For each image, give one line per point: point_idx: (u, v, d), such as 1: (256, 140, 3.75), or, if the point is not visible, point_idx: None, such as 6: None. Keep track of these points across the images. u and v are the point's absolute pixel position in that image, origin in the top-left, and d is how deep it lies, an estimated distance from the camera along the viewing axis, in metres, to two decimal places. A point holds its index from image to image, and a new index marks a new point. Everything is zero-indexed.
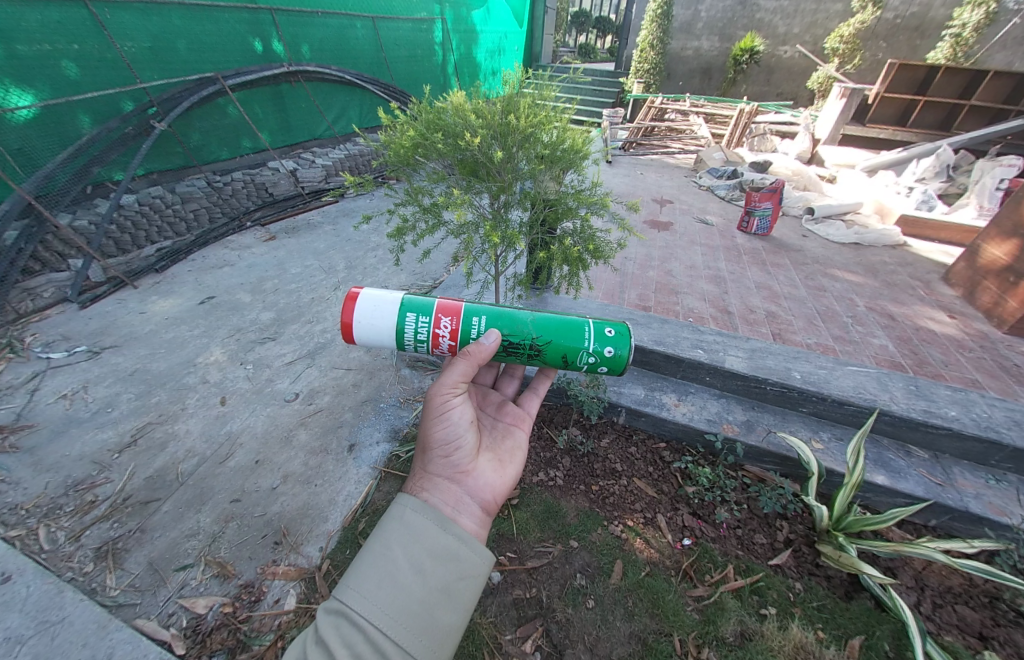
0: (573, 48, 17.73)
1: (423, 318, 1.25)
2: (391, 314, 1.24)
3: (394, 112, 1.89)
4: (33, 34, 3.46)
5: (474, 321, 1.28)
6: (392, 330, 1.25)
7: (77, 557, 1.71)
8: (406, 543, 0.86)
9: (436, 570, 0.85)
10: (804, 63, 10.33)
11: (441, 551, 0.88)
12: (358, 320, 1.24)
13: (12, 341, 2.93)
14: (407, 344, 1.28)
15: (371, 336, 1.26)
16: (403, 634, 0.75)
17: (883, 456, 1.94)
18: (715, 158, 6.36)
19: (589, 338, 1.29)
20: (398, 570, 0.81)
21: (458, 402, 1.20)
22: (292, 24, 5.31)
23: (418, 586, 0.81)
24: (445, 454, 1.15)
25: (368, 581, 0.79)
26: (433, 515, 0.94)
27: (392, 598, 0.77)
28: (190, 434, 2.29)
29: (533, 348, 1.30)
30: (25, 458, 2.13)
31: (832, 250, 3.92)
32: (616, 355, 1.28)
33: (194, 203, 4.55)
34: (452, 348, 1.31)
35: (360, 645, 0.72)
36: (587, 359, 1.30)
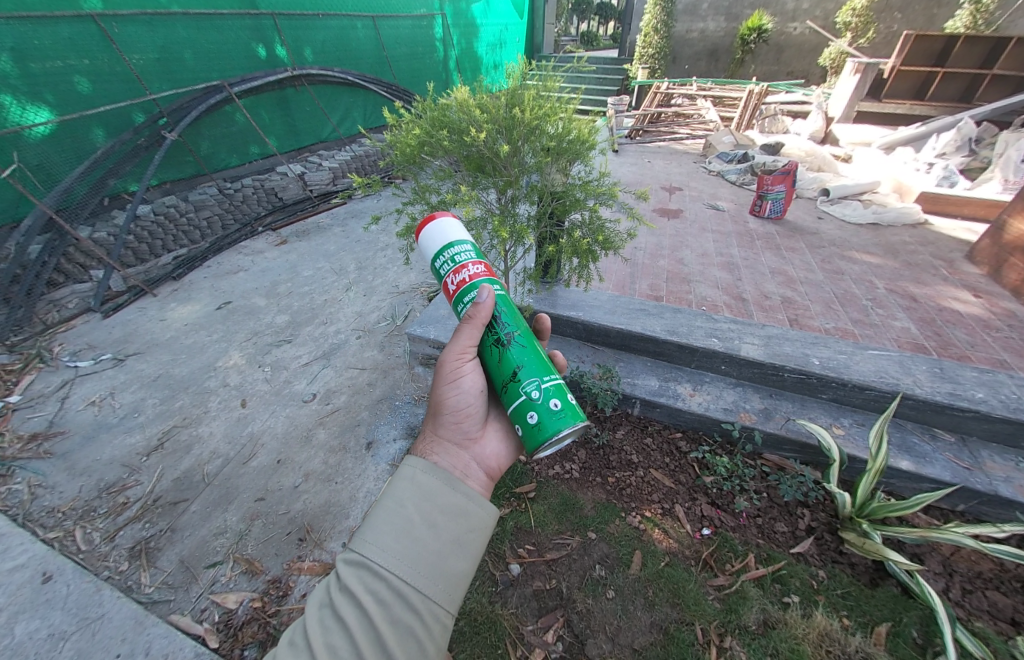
0: (576, 36, 17.48)
1: (472, 255, 1.08)
2: (449, 232, 1.08)
3: (399, 111, 1.88)
4: (45, 51, 3.55)
5: (499, 286, 1.09)
6: (441, 243, 1.08)
7: (113, 556, 1.79)
8: (418, 498, 0.80)
9: (449, 523, 0.79)
10: (815, 39, 9.97)
11: (453, 505, 0.82)
12: (429, 221, 1.11)
13: (41, 351, 3.04)
14: (435, 265, 1.11)
15: (422, 238, 1.12)
16: (423, 582, 0.70)
17: (907, 441, 1.89)
18: (724, 142, 6.22)
19: (550, 379, 1.05)
20: (411, 523, 0.76)
21: (472, 366, 1.10)
22: (294, 28, 5.33)
23: (433, 537, 0.76)
24: (456, 420, 1.07)
25: (383, 531, 0.73)
26: (442, 473, 0.86)
27: (410, 550, 0.72)
28: (213, 436, 2.35)
29: (504, 338, 1.06)
30: (60, 463, 2.23)
31: (849, 232, 3.81)
32: (549, 425, 1.00)
33: (206, 210, 4.64)
34: (448, 291, 1.08)
35: (383, 592, 0.68)
36: (532, 391, 1.02)
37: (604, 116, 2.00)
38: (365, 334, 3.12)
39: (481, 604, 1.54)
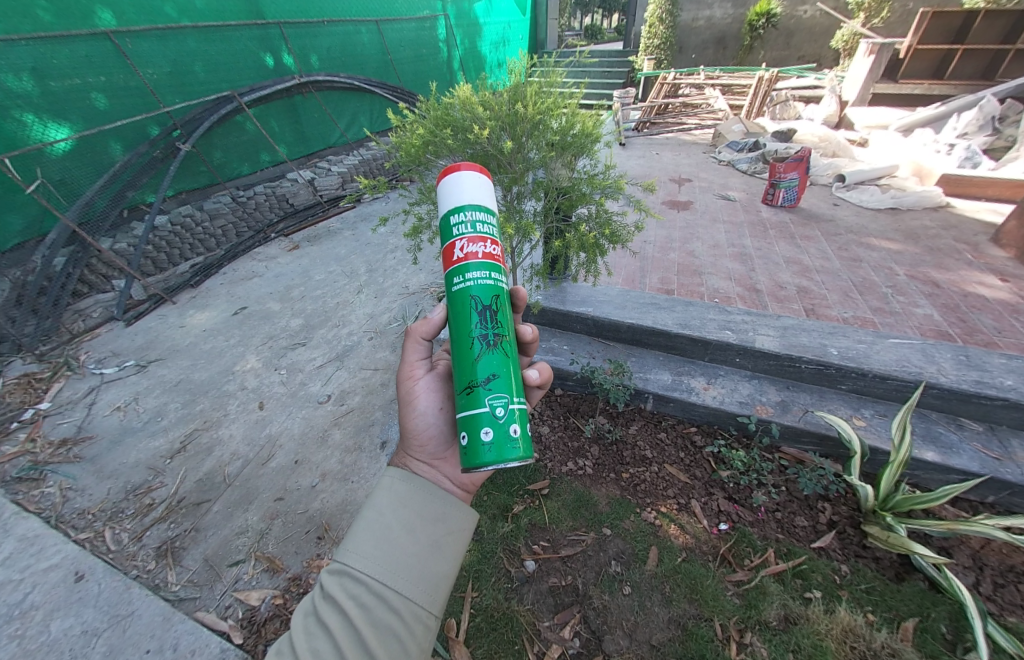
0: (579, 30, 17.27)
1: (493, 233, 0.94)
2: (486, 195, 0.95)
3: (404, 112, 1.89)
4: (65, 71, 3.68)
5: (505, 281, 0.96)
6: (465, 200, 0.93)
7: (141, 556, 1.84)
8: (397, 505, 0.81)
9: (427, 529, 0.79)
10: (827, 21, 9.69)
11: (431, 511, 0.82)
12: (460, 172, 0.95)
13: (69, 360, 3.16)
14: (447, 220, 0.94)
15: (445, 186, 0.95)
16: (402, 583, 0.70)
17: (932, 431, 1.83)
18: (734, 131, 6.11)
19: (516, 401, 0.89)
20: (389, 530, 0.76)
21: (423, 387, 1.10)
22: (299, 35, 5.41)
23: (412, 542, 0.76)
24: (419, 440, 1.00)
25: (363, 537, 0.73)
26: (420, 482, 0.87)
27: (390, 553, 0.72)
28: (233, 438, 2.41)
29: (488, 337, 0.91)
30: (89, 467, 2.31)
31: (866, 218, 3.70)
32: (502, 452, 0.83)
33: (221, 219, 4.75)
34: (451, 257, 0.93)
35: (363, 595, 0.68)
36: (501, 404, 0.86)
37: (609, 108, 1.97)
38: (378, 335, 3.16)
39: (497, 600, 1.56)
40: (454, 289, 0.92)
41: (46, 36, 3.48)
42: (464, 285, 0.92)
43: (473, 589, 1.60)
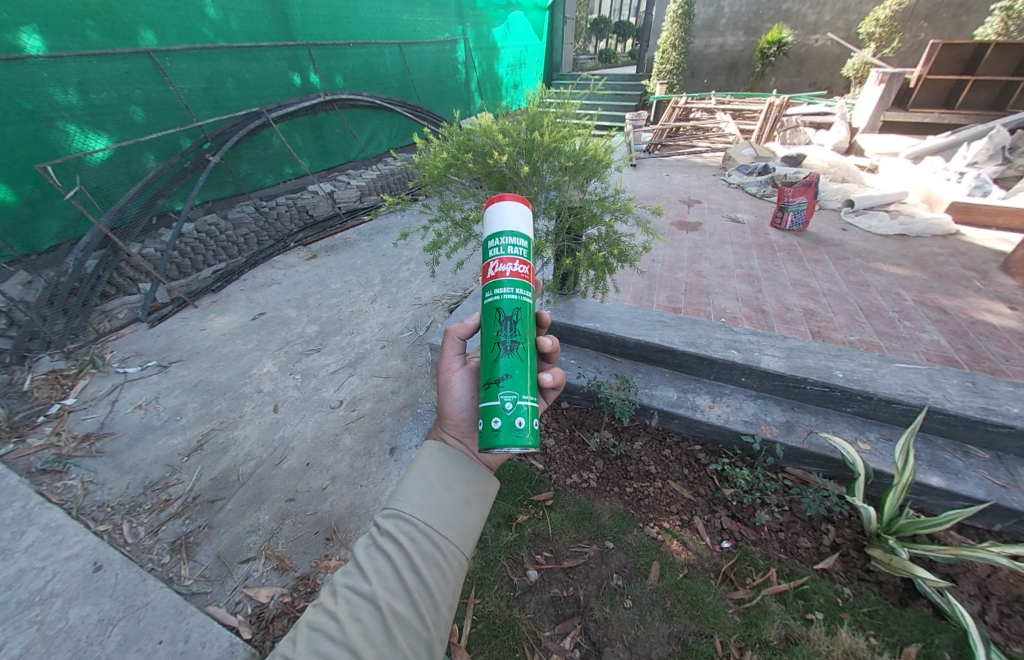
0: (594, 52, 17.64)
1: (522, 254, 1.01)
2: (524, 224, 1.03)
3: (427, 135, 2.01)
4: (106, 85, 3.92)
5: (531, 297, 1.03)
6: (502, 227, 1.02)
7: (156, 550, 1.91)
8: (438, 467, 0.87)
9: (464, 486, 0.86)
10: (838, 51, 9.86)
11: (466, 472, 0.89)
12: (502, 202, 1.04)
13: (94, 358, 3.30)
14: (486, 243, 1.04)
15: (487, 212, 1.06)
16: (446, 526, 0.77)
17: (937, 456, 1.83)
18: (744, 155, 6.21)
19: (526, 399, 0.94)
20: (432, 483, 0.83)
21: (460, 377, 1.12)
22: (327, 57, 5.72)
23: (451, 494, 0.83)
24: (453, 419, 1.02)
25: (411, 487, 0.81)
26: (457, 451, 0.93)
27: (435, 503, 0.79)
28: (248, 439, 2.49)
29: (508, 342, 0.98)
30: (109, 461, 2.40)
31: (875, 243, 3.73)
32: (507, 438, 0.90)
33: (244, 228, 4.95)
34: (485, 275, 1.03)
35: (414, 532, 0.75)
36: (509, 400, 0.93)
37: (620, 135, 2.07)
38: (390, 343, 3.25)
39: (499, 608, 1.58)
40: (484, 300, 1.01)
41: (91, 54, 3.73)
42: (494, 298, 1.00)
43: (476, 597, 1.63)
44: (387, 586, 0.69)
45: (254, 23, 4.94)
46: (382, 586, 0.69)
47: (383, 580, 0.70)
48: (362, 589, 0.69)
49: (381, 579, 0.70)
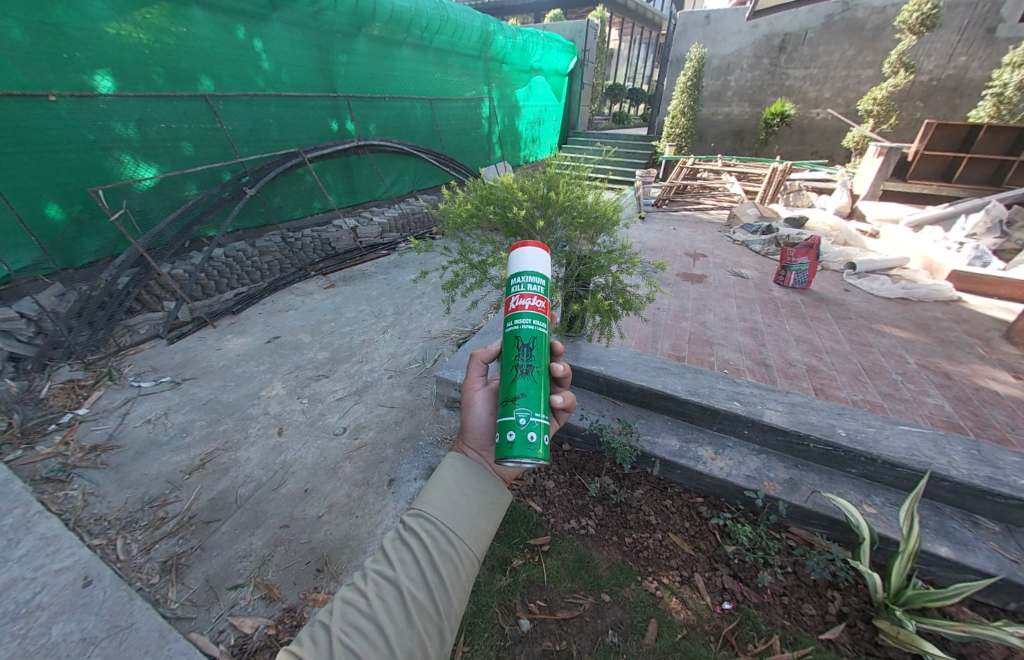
0: (609, 113, 18.83)
1: (541, 289, 1.12)
2: (544, 263, 1.15)
3: (453, 187, 2.21)
4: (163, 122, 4.33)
5: (547, 328, 1.12)
6: (523, 267, 1.11)
7: (146, 569, 1.89)
8: (459, 474, 0.93)
9: (479, 494, 0.91)
10: (839, 124, 10.47)
11: (483, 481, 0.94)
12: (524, 248, 1.14)
13: (112, 371, 3.41)
14: (509, 279, 1.15)
15: (510, 255, 1.16)
16: (463, 528, 0.83)
17: (946, 526, 1.79)
18: (748, 214, 6.51)
19: (538, 417, 1.01)
20: (452, 488, 0.89)
21: (481, 395, 1.17)
22: (363, 107, 6.30)
23: (469, 500, 0.88)
24: (472, 433, 1.07)
25: (433, 491, 0.88)
26: (477, 461, 0.99)
27: (455, 506, 0.86)
28: (249, 461, 2.51)
29: (525, 365, 1.06)
30: (112, 474, 2.42)
31: (877, 305, 3.82)
32: (520, 450, 0.95)
33: (269, 255, 5.23)
34: (506, 307, 1.13)
35: (434, 530, 0.82)
36: (523, 417, 0.99)
37: (628, 195, 2.24)
38: (397, 373, 3.33)
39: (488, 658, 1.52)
40: (504, 328, 1.11)
41: (154, 96, 4.15)
42: (513, 327, 1.09)
43: (465, 644, 1.57)
44: (409, 574, 0.78)
45: (302, 77, 5.51)
46: (405, 574, 0.77)
47: (405, 569, 0.78)
48: (387, 575, 0.78)
49: (403, 568, 0.78)
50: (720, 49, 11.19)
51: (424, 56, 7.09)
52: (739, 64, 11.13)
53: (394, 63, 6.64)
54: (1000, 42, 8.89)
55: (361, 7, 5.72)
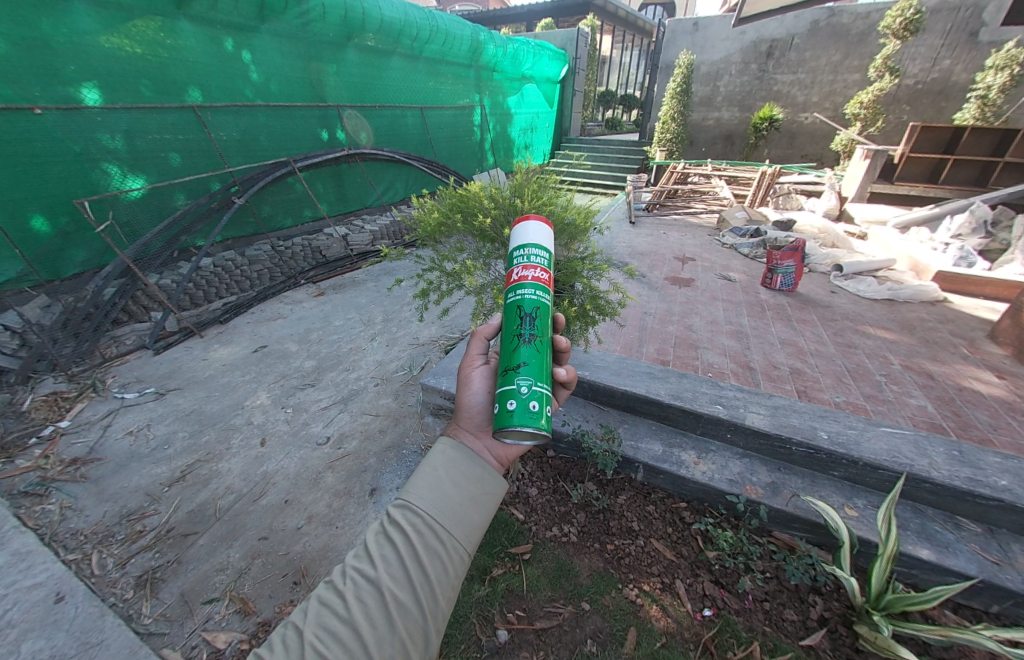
0: (601, 118, 18.96)
1: (544, 262, 1.13)
2: (547, 237, 1.17)
3: (425, 197, 2.22)
4: (151, 134, 4.34)
5: (549, 300, 1.12)
6: (526, 239, 1.15)
7: (120, 583, 1.86)
8: (449, 464, 0.88)
9: (472, 485, 0.86)
10: (827, 128, 10.58)
11: (475, 472, 0.89)
12: (528, 221, 1.18)
13: (96, 382, 3.38)
14: (512, 252, 1.17)
15: (515, 229, 1.19)
16: (451, 522, 0.79)
17: (928, 528, 1.78)
18: (737, 218, 6.55)
19: (539, 385, 1.01)
20: (441, 479, 0.85)
21: (479, 374, 1.14)
22: (355, 117, 6.35)
23: (459, 492, 0.83)
24: (468, 413, 1.04)
25: (422, 481, 0.83)
26: (468, 449, 0.94)
27: (441, 499, 0.81)
28: (231, 472, 2.48)
29: (528, 335, 1.06)
30: (91, 487, 2.39)
31: (863, 307, 3.84)
32: (521, 418, 0.95)
33: (259, 264, 5.22)
34: (509, 279, 1.14)
35: (420, 525, 0.77)
36: (525, 384, 0.99)
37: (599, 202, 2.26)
38: (383, 381, 3.31)
39: None
40: (506, 300, 1.11)
41: (141, 107, 4.16)
42: (516, 298, 1.10)
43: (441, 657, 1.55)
44: (392, 573, 0.74)
45: (292, 87, 5.55)
46: (387, 574, 0.74)
47: (387, 568, 0.75)
48: (368, 574, 0.74)
49: (386, 566, 0.75)
50: (709, 55, 11.32)
51: (414, 65, 7.16)
52: (728, 69, 11.26)
53: (384, 73, 6.70)
54: (982, 46, 9.04)
55: (350, 17, 5.77)
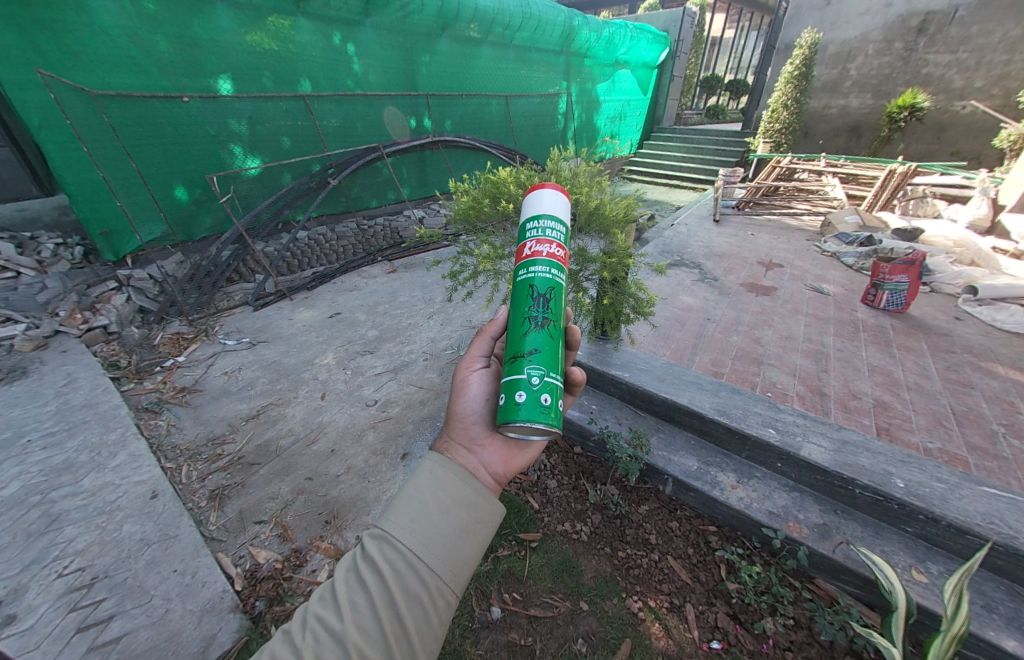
0: (701, 105, 17.35)
1: (560, 238, 1.11)
2: (561, 209, 1.14)
3: (460, 182, 2.25)
4: (268, 119, 4.99)
5: (562, 279, 1.09)
6: (541, 211, 1.12)
7: (198, 493, 2.27)
8: (436, 487, 0.81)
9: (461, 513, 0.80)
10: (991, 119, 8.50)
11: (468, 495, 0.83)
12: (543, 189, 1.16)
13: (208, 328, 4.06)
14: (525, 225, 1.15)
15: (529, 199, 1.17)
16: (433, 557, 0.72)
17: (1020, 617, 1.45)
18: (846, 223, 5.64)
19: (550, 375, 0.99)
20: (427, 506, 0.77)
21: (477, 376, 1.14)
22: (441, 105, 6.62)
23: (446, 523, 0.76)
24: (464, 422, 1.03)
25: (402, 509, 0.76)
26: (458, 468, 0.87)
27: (423, 530, 0.74)
28: (293, 417, 2.85)
29: (539, 320, 1.03)
30: (191, 412, 2.92)
31: (999, 341, 3.11)
32: (530, 412, 0.93)
33: (345, 240, 5.79)
34: (521, 254, 1.11)
35: (398, 563, 0.71)
36: (534, 374, 0.97)
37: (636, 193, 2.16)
38: (433, 357, 3.51)
39: (453, 634, 1.59)
40: (517, 277, 1.08)
41: (261, 96, 4.79)
42: (528, 276, 1.07)
43: None
44: (360, 624, 0.67)
45: (388, 77, 5.96)
46: (354, 626, 0.67)
47: (355, 615, 0.68)
48: (333, 625, 0.67)
49: (354, 614, 0.68)
50: (840, 33, 9.73)
51: (503, 54, 7.22)
52: (863, 49, 9.58)
53: (473, 62, 6.87)
54: None
55: (445, 8, 5.99)
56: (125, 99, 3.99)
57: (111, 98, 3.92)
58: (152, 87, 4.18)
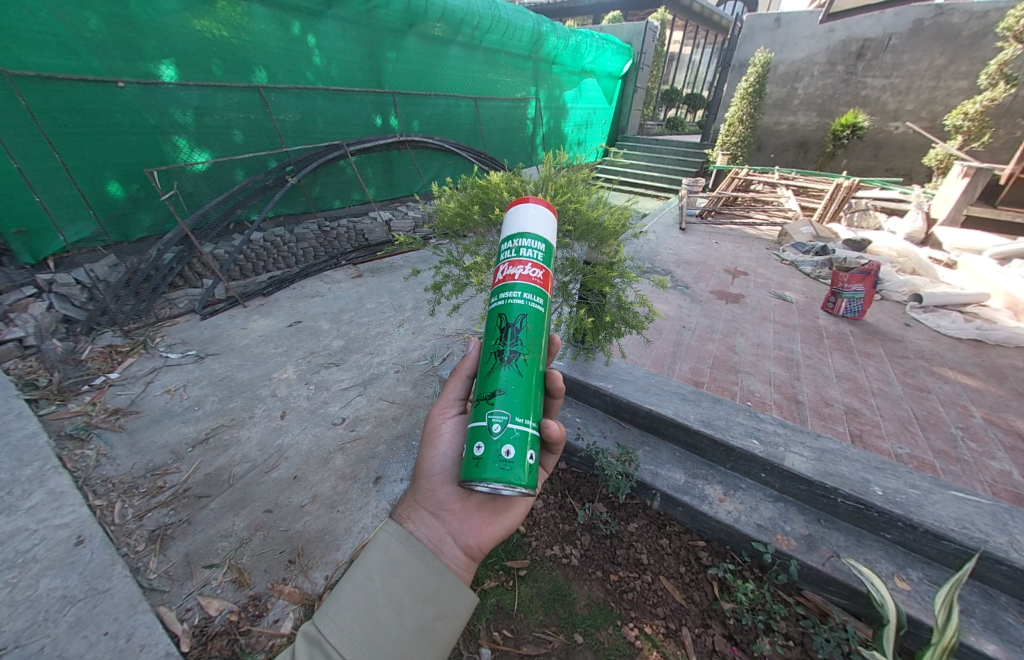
0: (662, 117, 18.04)
1: (537, 258, 1.01)
2: (542, 226, 1.04)
3: (443, 185, 2.10)
4: (218, 111, 4.58)
5: (541, 304, 0.99)
6: (521, 228, 1.03)
7: (135, 535, 1.97)
8: (387, 574, 0.85)
9: (415, 609, 0.83)
10: (919, 139, 9.37)
11: (425, 588, 0.86)
12: (525, 204, 1.06)
13: (147, 340, 3.63)
14: (502, 243, 1.06)
15: (512, 213, 1.07)
16: None
17: (996, 620, 1.51)
18: (802, 233, 5.96)
19: (517, 422, 0.90)
20: (374, 598, 0.81)
21: (449, 427, 1.16)
22: (409, 104, 6.39)
23: (394, 621, 0.80)
24: (432, 480, 1.08)
25: (345, 606, 0.79)
26: (416, 547, 0.90)
27: (366, 631, 0.77)
28: (249, 440, 2.56)
29: (508, 355, 0.96)
30: (126, 438, 2.56)
31: (944, 346, 3.35)
32: (490, 470, 0.86)
33: (305, 242, 5.43)
34: (495, 278, 1.03)
35: None
36: (496, 422, 0.89)
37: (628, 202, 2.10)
38: (404, 369, 3.31)
39: None
40: (490, 305, 1.01)
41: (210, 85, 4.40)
42: (499, 303, 0.99)
43: None
44: None
45: (351, 72, 5.67)
46: None
47: None
48: None
49: None
50: (788, 54, 10.40)
51: (472, 55, 7.11)
52: (810, 70, 10.29)
53: (442, 62, 6.70)
54: None
55: (412, 4, 5.79)
56: (47, 81, 3.51)
57: (29, 79, 3.43)
58: (80, 68, 3.71)
